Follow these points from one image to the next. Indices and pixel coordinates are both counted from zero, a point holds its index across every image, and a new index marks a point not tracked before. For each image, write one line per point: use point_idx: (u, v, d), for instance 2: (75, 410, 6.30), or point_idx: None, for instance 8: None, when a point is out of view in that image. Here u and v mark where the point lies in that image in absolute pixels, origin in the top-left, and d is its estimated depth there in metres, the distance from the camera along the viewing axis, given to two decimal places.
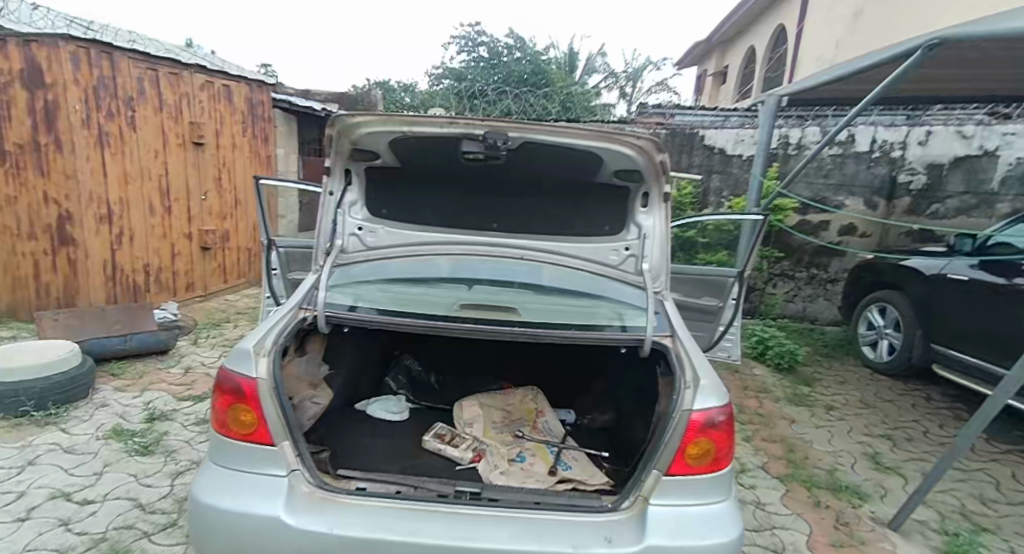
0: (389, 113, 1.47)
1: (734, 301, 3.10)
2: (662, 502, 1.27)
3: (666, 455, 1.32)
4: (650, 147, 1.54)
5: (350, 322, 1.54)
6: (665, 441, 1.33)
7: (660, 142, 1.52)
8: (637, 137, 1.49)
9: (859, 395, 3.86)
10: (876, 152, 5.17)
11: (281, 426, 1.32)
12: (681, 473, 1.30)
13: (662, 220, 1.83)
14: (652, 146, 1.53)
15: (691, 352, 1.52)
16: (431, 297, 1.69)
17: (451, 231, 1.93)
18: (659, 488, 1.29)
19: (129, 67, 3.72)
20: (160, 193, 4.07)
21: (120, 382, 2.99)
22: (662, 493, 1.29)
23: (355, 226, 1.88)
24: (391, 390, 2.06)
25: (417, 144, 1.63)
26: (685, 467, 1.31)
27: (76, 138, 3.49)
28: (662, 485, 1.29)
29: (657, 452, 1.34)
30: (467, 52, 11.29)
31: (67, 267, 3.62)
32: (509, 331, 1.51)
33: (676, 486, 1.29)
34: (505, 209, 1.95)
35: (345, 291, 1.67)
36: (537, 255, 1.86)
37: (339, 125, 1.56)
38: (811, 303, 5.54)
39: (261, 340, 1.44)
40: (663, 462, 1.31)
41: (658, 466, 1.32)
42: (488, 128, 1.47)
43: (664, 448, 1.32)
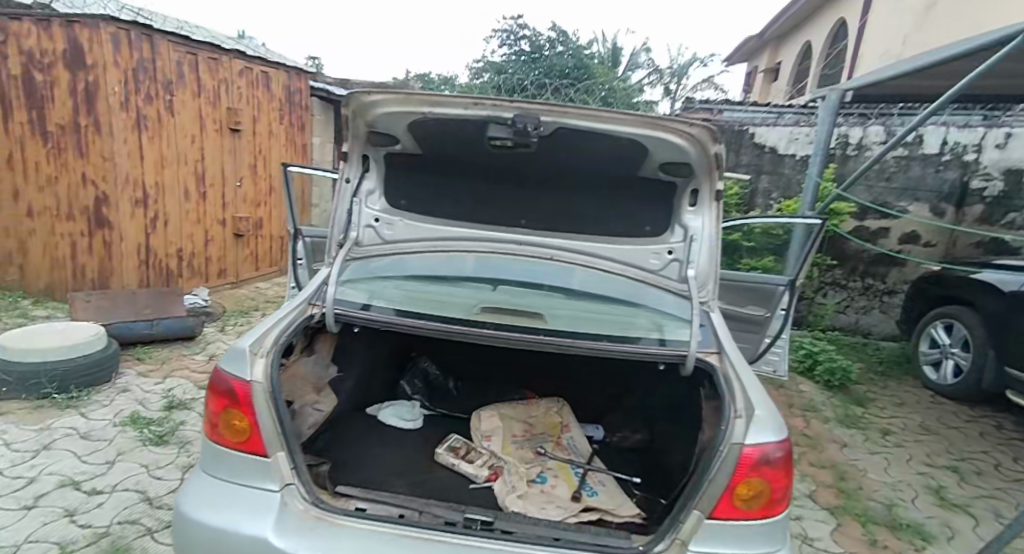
0: (406, 90, 1.31)
1: (783, 312, 2.84)
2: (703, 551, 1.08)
3: (710, 494, 1.12)
4: (703, 138, 1.33)
5: (361, 321, 1.42)
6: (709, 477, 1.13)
7: (717, 131, 1.30)
8: (691, 125, 1.29)
9: (919, 419, 3.49)
10: (947, 155, 4.72)
11: (276, 435, 1.20)
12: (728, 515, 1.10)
13: (712, 223, 1.60)
14: (707, 134, 1.32)
15: (741, 374, 1.32)
16: (450, 299, 1.54)
17: (475, 227, 1.75)
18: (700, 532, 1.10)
19: (169, 50, 3.74)
20: (196, 178, 4.09)
21: (144, 367, 2.99)
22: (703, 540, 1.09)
23: (371, 217, 1.72)
24: (405, 394, 1.92)
25: (439, 128, 1.47)
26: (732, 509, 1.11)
27: (114, 120, 3.52)
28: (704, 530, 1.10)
29: (698, 489, 1.14)
30: (508, 45, 10.99)
31: (102, 250, 3.67)
32: (532, 340, 1.38)
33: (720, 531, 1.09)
34: (533, 204, 1.73)
35: (358, 288, 1.55)
36: (570, 256, 1.69)
37: (353, 106, 1.42)
38: (864, 315, 5.12)
39: (261, 338, 1.32)
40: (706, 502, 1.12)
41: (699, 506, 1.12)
42: (520, 110, 1.30)
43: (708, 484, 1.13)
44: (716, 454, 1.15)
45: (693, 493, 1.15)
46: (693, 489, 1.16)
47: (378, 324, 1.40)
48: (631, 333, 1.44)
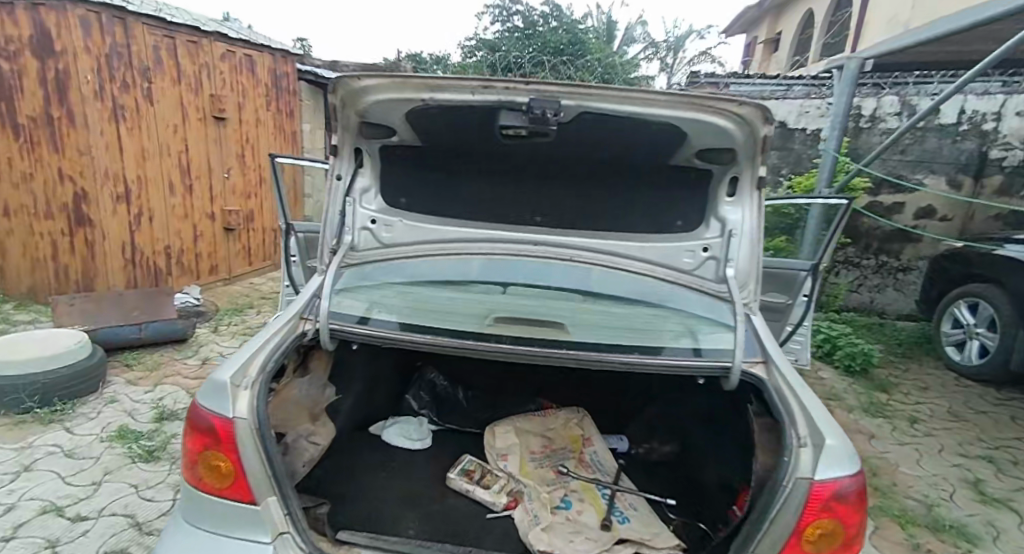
0: (403, 75, 1.09)
1: (806, 298, 2.66)
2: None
3: (773, 534, 0.96)
4: (750, 123, 1.17)
5: (360, 338, 1.26)
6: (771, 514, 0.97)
7: (769, 109, 1.13)
8: (741, 106, 1.12)
9: (946, 405, 3.36)
10: (965, 124, 4.50)
11: (264, 478, 1.02)
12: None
13: (755, 214, 1.40)
14: (760, 115, 1.14)
15: (796, 388, 1.17)
16: (460, 308, 1.41)
17: (484, 226, 1.54)
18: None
19: (144, 34, 3.49)
20: (181, 170, 3.86)
21: (133, 375, 2.83)
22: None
23: (367, 218, 1.50)
24: (411, 409, 1.76)
25: (442, 119, 1.24)
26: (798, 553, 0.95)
27: (88, 110, 3.29)
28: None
29: (758, 528, 0.98)
30: (502, 21, 10.66)
31: (84, 249, 3.44)
32: (552, 354, 1.23)
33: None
34: (549, 199, 1.52)
35: (358, 297, 1.39)
36: (589, 256, 1.50)
37: (342, 95, 1.17)
38: (878, 293, 4.95)
39: (247, 362, 1.13)
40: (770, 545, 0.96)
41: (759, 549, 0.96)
42: (536, 94, 1.11)
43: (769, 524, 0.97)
44: (778, 487, 0.99)
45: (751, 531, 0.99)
46: (752, 526, 1.01)
47: (381, 342, 1.24)
48: (664, 347, 1.29)
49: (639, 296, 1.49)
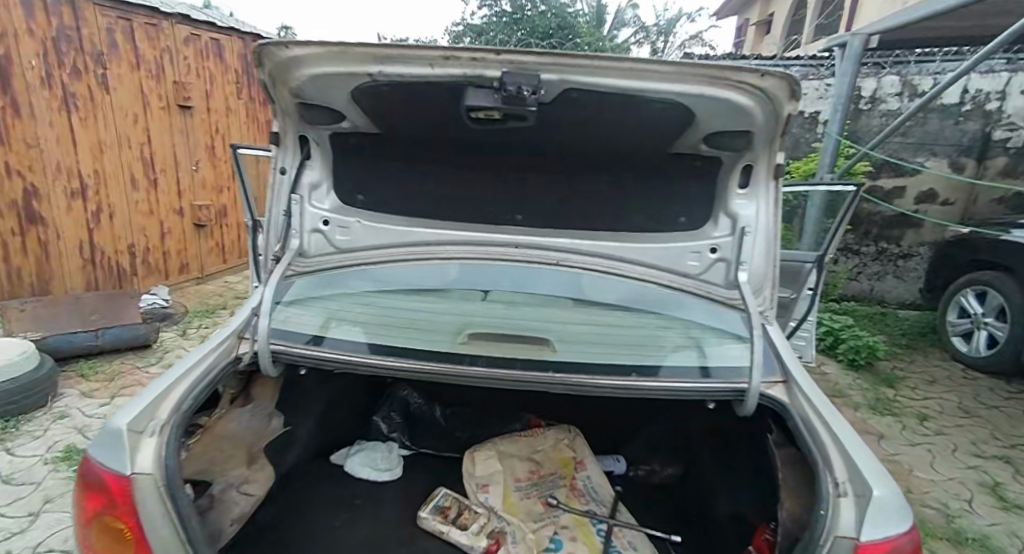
0: (342, 42, 0.86)
1: (811, 291, 2.43)
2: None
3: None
4: (772, 101, 0.98)
5: (309, 362, 1.10)
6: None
7: (797, 82, 0.93)
8: (764, 78, 0.93)
9: (956, 400, 3.21)
10: (968, 105, 4.31)
11: (175, 544, 0.76)
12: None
13: (772, 210, 1.21)
14: (786, 89, 0.95)
15: (826, 417, 1.00)
16: (431, 324, 1.24)
17: (457, 225, 1.32)
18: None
19: (95, 15, 3.11)
20: (143, 163, 3.52)
21: (89, 386, 2.59)
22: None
23: (319, 219, 1.27)
24: (381, 434, 1.54)
25: (398, 101, 1.00)
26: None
27: (34, 99, 2.89)
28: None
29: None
30: (488, 5, 9.94)
31: (38, 249, 3.03)
32: (536, 380, 1.09)
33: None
34: (533, 193, 1.29)
35: (310, 312, 1.23)
36: (577, 258, 1.30)
37: (270, 69, 0.94)
38: (878, 281, 4.79)
39: (161, 398, 0.92)
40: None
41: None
42: (509, 66, 0.90)
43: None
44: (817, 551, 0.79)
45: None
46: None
47: (337, 364, 1.09)
48: (665, 365, 1.14)
49: (634, 302, 1.30)
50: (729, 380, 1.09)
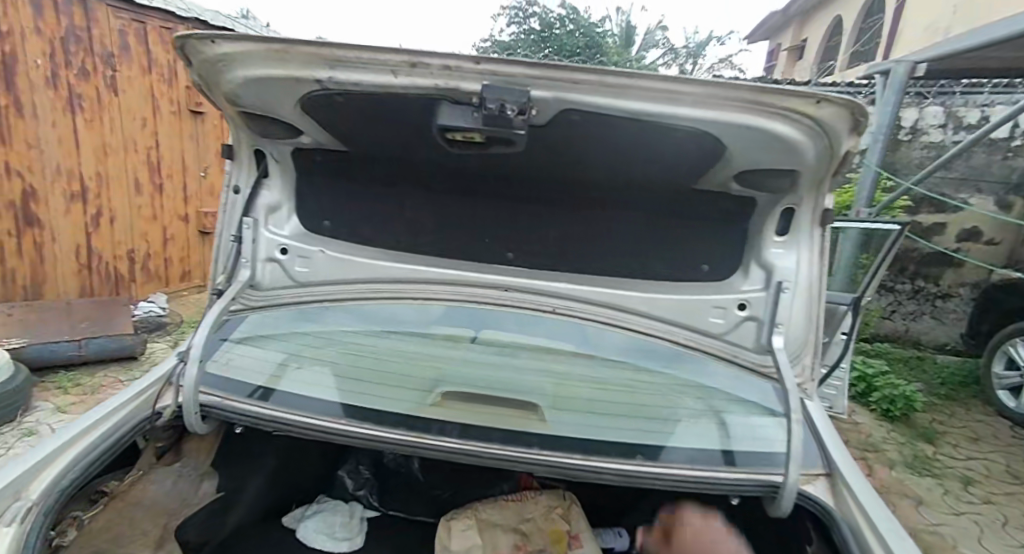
0: (282, 40, 0.71)
1: (845, 337, 2.17)
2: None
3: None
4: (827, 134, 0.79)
5: (248, 420, 0.93)
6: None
7: (864, 110, 0.74)
8: (820, 105, 0.74)
9: (1003, 463, 2.89)
10: (1019, 140, 3.97)
11: None
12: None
13: (814, 260, 1.02)
14: (847, 118, 0.75)
15: (879, 525, 0.77)
16: (402, 377, 1.08)
17: (437, 261, 1.13)
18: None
19: (108, 17, 3.01)
20: (149, 167, 3.37)
21: (64, 400, 2.45)
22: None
23: (275, 246, 1.10)
24: (346, 492, 1.32)
25: (355, 113, 0.83)
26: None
27: (38, 100, 2.78)
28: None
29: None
30: (517, 23, 9.89)
31: (33, 252, 2.89)
32: (515, 459, 0.90)
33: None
34: (525, 227, 1.08)
35: (267, 349, 1.08)
36: (576, 305, 1.12)
37: (202, 70, 0.80)
38: (914, 322, 4.42)
39: (36, 474, 0.76)
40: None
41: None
42: (492, 77, 0.72)
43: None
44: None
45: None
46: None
47: (278, 426, 0.93)
48: (675, 445, 0.95)
49: (638, 353, 1.16)
50: (755, 469, 0.89)
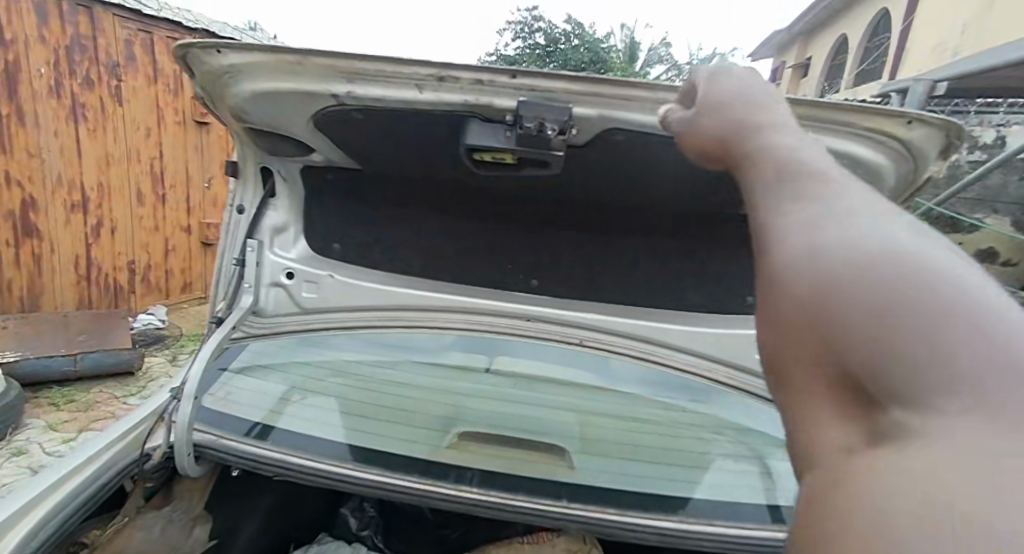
0: (296, 51, 0.64)
1: None
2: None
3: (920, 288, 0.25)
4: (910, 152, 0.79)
5: (247, 464, 0.83)
6: (915, 242, 0.27)
7: (959, 126, 0.74)
8: (910, 126, 0.74)
9: None
10: None
11: None
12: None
13: None
14: (939, 138, 0.76)
15: None
16: (416, 414, 1.00)
17: (456, 289, 1.05)
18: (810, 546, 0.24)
19: (114, 26, 2.97)
20: (152, 177, 3.31)
21: (56, 417, 2.36)
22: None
23: (280, 270, 1.02)
24: (349, 531, 1.22)
25: (374, 130, 0.76)
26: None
27: (41, 109, 2.72)
28: (836, 518, 0.23)
29: (838, 228, 0.29)
30: (522, 38, 9.83)
31: (31, 263, 2.82)
32: (543, 513, 0.80)
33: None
34: (551, 253, 1.01)
35: (267, 382, 0.99)
36: (607, 336, 1.05)
37: (205, 82, 0.72)
38: None
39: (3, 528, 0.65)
40: (917, 357, 0.24)
41: (805, 385, 0.27)
42: (529, 92, 0.66)
43: (892, 249, 0.26)
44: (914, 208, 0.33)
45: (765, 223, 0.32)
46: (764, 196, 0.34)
47: (278, 470, 0.82)
48: (717, 499, 0.86)
49: (665, 386, 1.09)
50: None
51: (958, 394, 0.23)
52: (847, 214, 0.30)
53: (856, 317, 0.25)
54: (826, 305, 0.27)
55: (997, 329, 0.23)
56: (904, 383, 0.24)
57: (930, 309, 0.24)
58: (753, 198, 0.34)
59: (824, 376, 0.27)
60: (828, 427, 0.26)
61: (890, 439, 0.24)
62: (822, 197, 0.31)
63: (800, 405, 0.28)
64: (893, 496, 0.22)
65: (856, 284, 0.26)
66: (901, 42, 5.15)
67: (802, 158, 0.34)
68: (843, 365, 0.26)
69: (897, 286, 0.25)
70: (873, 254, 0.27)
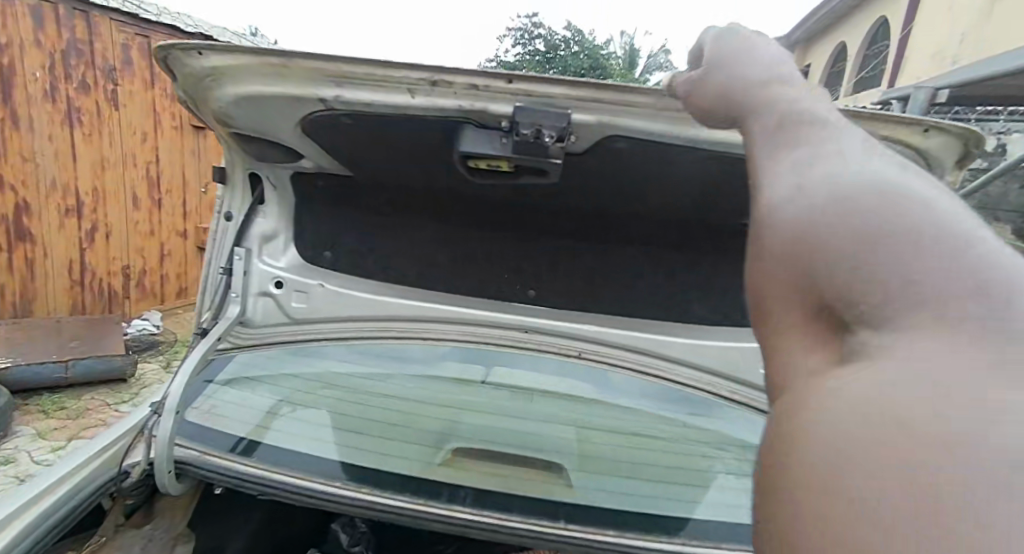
0: (281, 53, 0.61)
1: None
2: (772, 525, 0.26)
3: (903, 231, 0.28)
4: (925, 159, 0.80)
5: (227, 482, 0.80)
6: (893, 188, 0.30)
7: (979, 133, 0.75)
8: (927, 134, 0.75)
9: None
10: None
11: None
12: (991, 371, 0.24)
13: None
14: (957, 145, 0.77)
15: None
16: (409, 427, 0.97)
17: (451, 299, 1.02)
18: (775, 445, 0.28)
19: (111, 30, 2.95)
20: (147, 182, 3.28)
21: (46, 425, 2.32)
22: (767, 512, 0.27)
23: (269, 279, 0.99)
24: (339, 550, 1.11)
25: (365, 136, 0.73)
26: (1011, 331, 0.25)
27: (35, 113, 2.69)
28: (795, 446, 0.27)
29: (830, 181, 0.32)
30: (522, 44, 9.82)
31: (24, 267, 2.78)
32: (540, 535, 0.77)
33: (992, 445, 0.22)
34: (551, 263, 0.98)
35: (254, 395, 0.96)
36: (604, 347, 1.02)
37: (187, 85, 0.69)
38: None
39: None
40: (884, 290, 0.27)
41: (785, 314, 0.31)
42: (525, 97, 0.63)
43: (871, 194, 0.30)
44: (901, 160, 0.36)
45: (763, 174, 0.36)
46: (762, 150, 0.38)
47: (267, 490, 0.79)
48: (720, 519, 0.82)
49: (666, 399, 1.06)
50: None
51: (922, 323, 0.26)
52: (837, 164, 0.33)
53: (837, 256, 0.29)
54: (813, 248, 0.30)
55: (955, 267, 0.26)
56: (874, 314, 0.27)
57: (896, 251, 0.27)
58: (752, 150, 0.38)
59: (802, 307, 0.30)
60: (802, 351, 0.30)
61: (854, 359, 0.27)
62: (815, 151, 0.35)
63: (778, 332, 0.32)
64: (841, 421, 0.26)
65: (835, 227, 0.29)
66: (901, 50, 5.14)
67: (799, 113, 0.38)
68: (818, 297, 0.29)
69: (869, 228, 0.28)
70: (853, 198, 0.30)
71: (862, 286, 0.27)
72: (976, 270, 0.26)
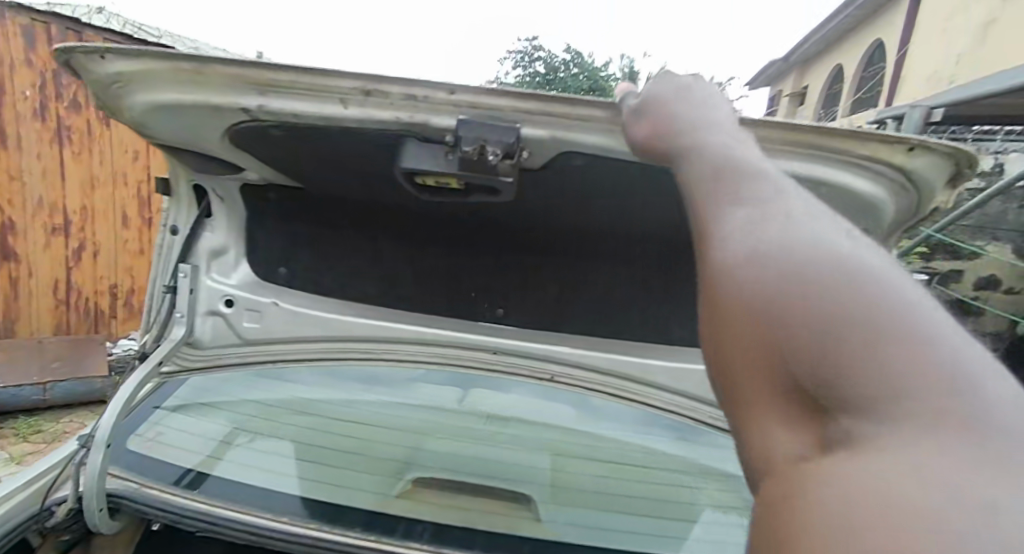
0: (189, 57, 0.60)
1: None
2: None
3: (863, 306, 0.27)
4: (912, 181, 0.76)
5: (160, 518, 0.72)
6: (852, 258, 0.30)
7: (966, 150, 0.71)
8: (913, 153, 0.70)
9: None
10: None
11: None
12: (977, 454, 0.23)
13: None
14: (943, 165, 0.73)
15: None
16: (369, 454, 0.91)
17: (412, 317, 0.97)
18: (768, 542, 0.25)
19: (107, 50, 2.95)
20: (138, 202, 3.18)
21: (19, 449, 2.24)
22: None
23: (219, 297, 0.94)
24: None
25: (300, 149, 0.72)
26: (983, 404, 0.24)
27: (23, 131, 2.71)
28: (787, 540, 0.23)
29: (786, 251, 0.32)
30: (522, 66, 9.90)
31: (7, 286, 2.76)
32: None
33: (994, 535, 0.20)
34: (519, 281, 0.94)
35: (208, 422, 0.91)
36: (578, 371, 0.96)
37: (96, 93, 0.69)
38: None
39: None
40: (860, 373, 0.25)
41: (758, 394, 0.30)
42: (468, 110, 0.60)
43: (832, 266, 0.29)
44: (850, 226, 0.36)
45: (713, 240, 0.36)
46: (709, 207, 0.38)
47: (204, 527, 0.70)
48: None
49: (653, 425, 0.98)
50: None
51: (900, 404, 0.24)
52: (781, 225, 0.33)
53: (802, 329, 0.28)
54: (777, 321, 0.29)
55: (925, 342, 0.25)
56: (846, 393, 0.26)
57: (861, 326, 0.26)
58: (700, 212, 0.38)
59: (770, 380, 0.29)
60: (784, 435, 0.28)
61: (842, 441, 0.25)
62: (764, 212, 0.36)
63: (751, 413, 0.30)
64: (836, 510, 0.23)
65: (798, 300, 0.29)
66: (896, 71, 5.15)
67: (743, 177, 0.39)
68: (792, 376, 0.28)
69: (827, 301, 0.28)
70: (806, 266, 0.30)
71: (831, 355, 0.26)
72: (941, 343, 0.26)
